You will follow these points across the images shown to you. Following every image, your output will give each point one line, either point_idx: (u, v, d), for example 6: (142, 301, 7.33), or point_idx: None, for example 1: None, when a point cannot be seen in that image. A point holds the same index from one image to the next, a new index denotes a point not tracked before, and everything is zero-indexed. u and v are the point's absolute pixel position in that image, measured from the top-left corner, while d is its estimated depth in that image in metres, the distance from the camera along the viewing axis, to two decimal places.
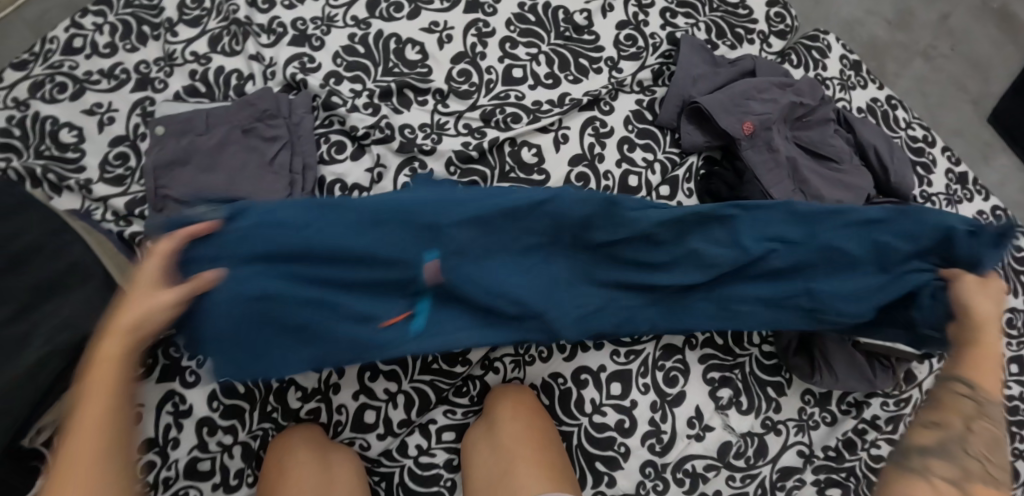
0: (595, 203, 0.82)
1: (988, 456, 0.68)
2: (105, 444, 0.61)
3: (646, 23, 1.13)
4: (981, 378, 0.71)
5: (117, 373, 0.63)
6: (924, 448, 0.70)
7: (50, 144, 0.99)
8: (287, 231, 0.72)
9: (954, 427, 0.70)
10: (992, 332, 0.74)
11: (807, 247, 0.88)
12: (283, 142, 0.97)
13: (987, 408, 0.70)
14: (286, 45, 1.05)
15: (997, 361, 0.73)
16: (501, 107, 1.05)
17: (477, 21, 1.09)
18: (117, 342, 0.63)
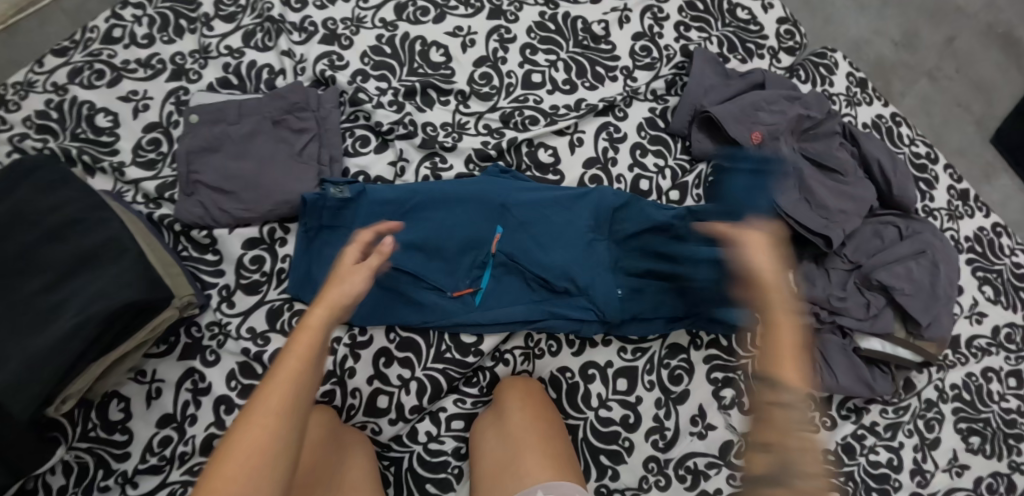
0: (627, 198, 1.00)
1: (811, 466, 0.58)
2: (286, 413, 0.61)
3: (661, 35, 1.17)
4: (788, 376, 0.64)
5: (313, 350, 0.65)
6: (756, 472, 0.60)
7: (86, 128, 1.03)
8: (390, 210, 0.97)
9: (780, 446, 0.60)
10: (785, 323, 0.69)
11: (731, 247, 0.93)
12: (311, 134, 1.02)
13: (802, 409, 0.63)
14: (317, 43, 1.10)
15: (789, 346, 0.67)
16: (520, 109, 1.09)
17: (500, 28, 1.14)
18: (320, 316, 0.68)
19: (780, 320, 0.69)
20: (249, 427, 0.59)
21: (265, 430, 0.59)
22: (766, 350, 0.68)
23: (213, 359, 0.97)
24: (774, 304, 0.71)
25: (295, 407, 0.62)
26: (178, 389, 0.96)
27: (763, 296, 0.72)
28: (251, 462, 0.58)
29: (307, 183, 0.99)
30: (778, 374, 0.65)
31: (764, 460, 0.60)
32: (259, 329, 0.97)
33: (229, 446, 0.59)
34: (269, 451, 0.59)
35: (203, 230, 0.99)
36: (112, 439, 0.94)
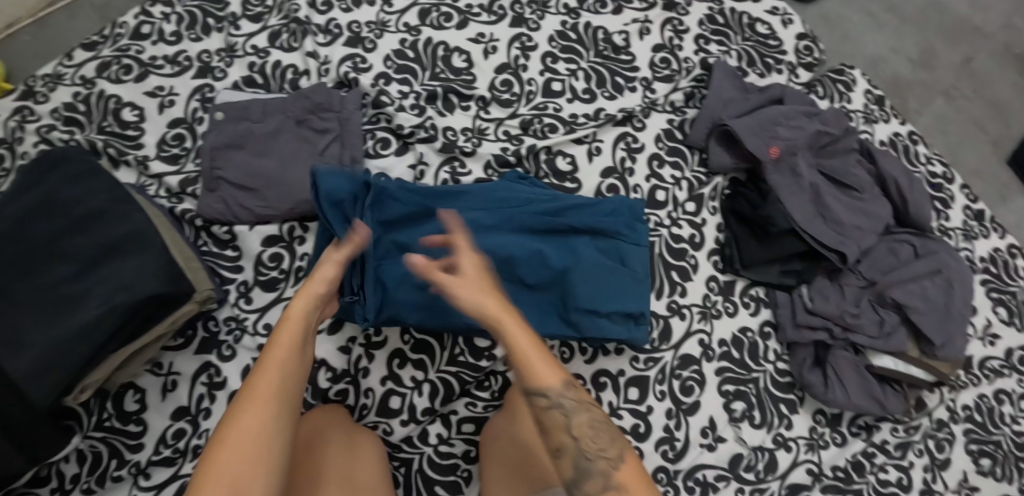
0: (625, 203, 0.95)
1: (614, 454, 0.69)
2: (279, 392, 0.73)
3: (681, 47, 1.18)
4: (548, 382, 0.71)
5: (294, 339, 0.77)
6: (567, 475, 0.69)
7: (112, 121, 1.05)
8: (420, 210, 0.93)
9: (568, 446, 0.70)
10: (522, 335, 0.73)
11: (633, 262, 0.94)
12: (333, 135, 1.03)
13: (572, 409, 0.71)
14: (341, 46, 1.12)
15: (536, 357, 0.72)
16: (540, 117, 1.10)
17: (522, 35, 1.15)
18: (300, 310, 0.80)
19: (504, 333, 0.73)
20: (248, 409, 0.71)
21: (262, 407, 0.71)
22: (517, 367, 0.72)
23: (229, 354, 0.97)
24: (497, 315, 0.73)
25: (293, 383, 0.76)
26: (193, 383, 0.96)
27: (498, 325, 0.73)
28: (240, 451, 0.68)
29: None
30: (538, 384, 0.71)
31: (573, 462, 0.69)
32: (275, 326, 0.98)
33: (229, 429, 0.69)
34: (263, 427, 0.70)
35: (224, 226, 1.01)
36: (126, 430, 0.95)
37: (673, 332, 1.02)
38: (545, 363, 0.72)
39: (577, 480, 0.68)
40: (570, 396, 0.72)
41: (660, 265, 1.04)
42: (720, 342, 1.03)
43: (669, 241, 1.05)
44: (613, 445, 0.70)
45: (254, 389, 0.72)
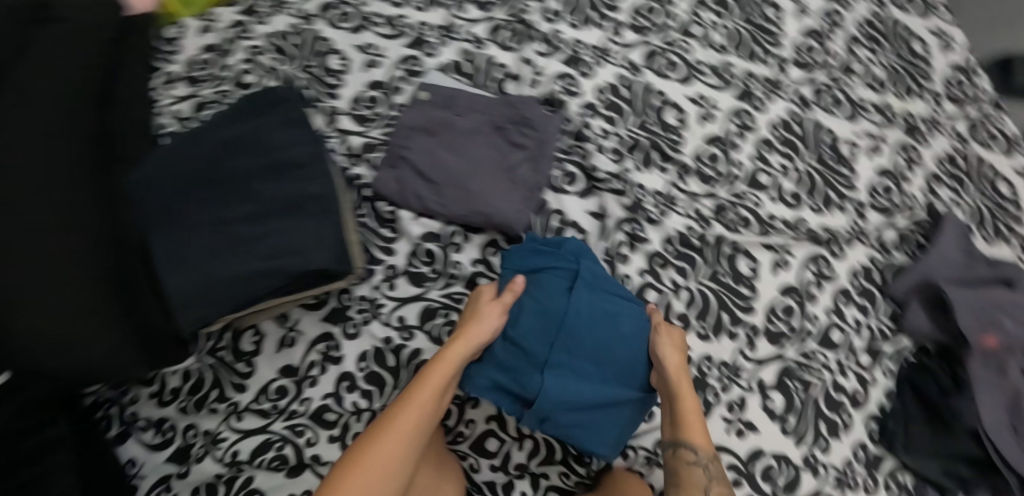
0: (591, 281, 0.90)
1: None
2: (413, 427, 0.76)
3: (908, 181, 1.10)
4: (697, 436, 0.83)
5: (439, 384, 0.80)
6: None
7: (318, 64, 1.08)
8: (560, 287, 0.89)
9: (698, 494, 0.80)
10: (688, 394, 0.85)
11: (600, 329, 0.87)
12: (527, 153, 0.98)
13: (708, 461, 0.82)
14: (559, 61, 1.08)
15: (697, 412, 0.85)
16: (736, 206, 1.04)
17: (743, 112, 1.10)
18: (454, 352, 0.83)
19: (682, 382, 0.85)
20: (375, 443, 0.73)
21: (399, 441, 0.74)
22: (680, 413, 0.84)
23: (353, 333, 0.95)
24: (677, 371, 0.85)
25: (432, 409, 0.78)
26: (310, 348, 0.95)
27: (676, 377, 0.85)
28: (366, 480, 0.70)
29: (509, 201, 0.94)
30: (690, 436, 0.83)
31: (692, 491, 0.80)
32: (408, 321, 0.95)
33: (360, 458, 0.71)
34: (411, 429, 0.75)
35: (389, 206, 0.98)
36: (235, 367, 0.95)
37: (801, 485, 0.92)
38: (700, 426, 0.84)
39: None
40: (711, 462, 0.82)
41: (811, 411, 0.95)
42: None
43: (831, 389, 0.97)
44: None
45: (396, 419, 0.75)
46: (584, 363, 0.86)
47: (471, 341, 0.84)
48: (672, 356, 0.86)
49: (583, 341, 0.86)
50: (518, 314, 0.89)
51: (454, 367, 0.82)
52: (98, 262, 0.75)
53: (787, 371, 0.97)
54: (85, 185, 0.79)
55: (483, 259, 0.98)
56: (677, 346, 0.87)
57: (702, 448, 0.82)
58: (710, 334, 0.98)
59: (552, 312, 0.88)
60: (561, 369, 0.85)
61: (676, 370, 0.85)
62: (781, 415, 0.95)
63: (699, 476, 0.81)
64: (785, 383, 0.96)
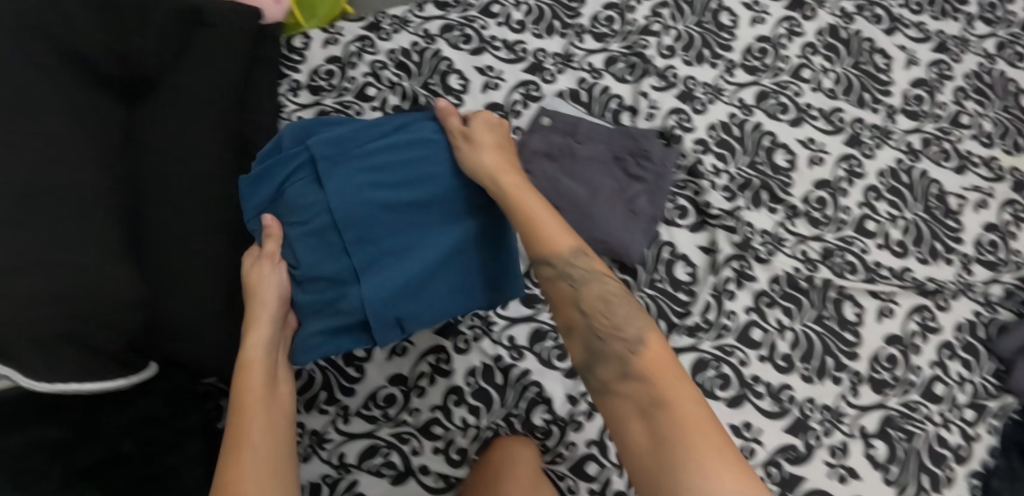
0: (344, 144, 0.80)
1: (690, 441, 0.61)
2: (273, 427, 0.72)
3: (1014, 237, 1.11)
4: (569, 247, 0.77)
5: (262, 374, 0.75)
6: (584, 359, 0.71)
7: (438, 82, 1.11)
8: (332, 152, 0.79)
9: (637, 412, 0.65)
10: (551, 222, 0.78)
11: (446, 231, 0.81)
12: (645, 185, 1.01)
13: (618, 329, 0.71)
14: (673, 96, 1.10)
15: (567, 240, 0.77)
16: (843, 251, 1.05)
17: (852, 158, 1.10)
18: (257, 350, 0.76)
19: (510, 186, 0.79)
20: (240, 449, 0.68)
21: (264, 443, 0.70)
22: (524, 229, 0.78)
23: (463, 348, 0.99)
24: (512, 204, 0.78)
25: (274, 404, 0.75)
26: (420, 359, 0.98)
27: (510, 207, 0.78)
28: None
29: (627, 232, 0.98)
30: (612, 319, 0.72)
31: (584, 341, 0.72)
32: (518, 342, 1.00)
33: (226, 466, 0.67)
34: (258, 427, 0.71)
35: None
36: (346, 372, 0.98)
37: None
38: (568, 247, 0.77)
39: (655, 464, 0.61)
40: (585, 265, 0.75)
41: (914, 462, 0.96)
42: None
43: (934, 441, 0.97)
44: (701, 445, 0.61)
45: (239, 427, 0.70)
46: (415, 261, 0.78)
47: (269, 302, 0.77)
48: (490, 159, 0.81)
49: (391, 218, 0.78)
50: (302, 232, 0.78)
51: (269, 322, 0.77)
52: (233, 269, 0.87)
53: (888, 420, 0.98)
54: (219, 201, 0.88)
55: None
56: (495, 158, 0.81)
57: (588, 262, 0.75)
58: (813, 376, 0.99)
59: (343, 204, 0.77)
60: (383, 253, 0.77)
61: (535, 220, 0.77)
62: (883, 464, 0.95)
63: (626, 348, 0.68)
64: (887, 431, 0.97)
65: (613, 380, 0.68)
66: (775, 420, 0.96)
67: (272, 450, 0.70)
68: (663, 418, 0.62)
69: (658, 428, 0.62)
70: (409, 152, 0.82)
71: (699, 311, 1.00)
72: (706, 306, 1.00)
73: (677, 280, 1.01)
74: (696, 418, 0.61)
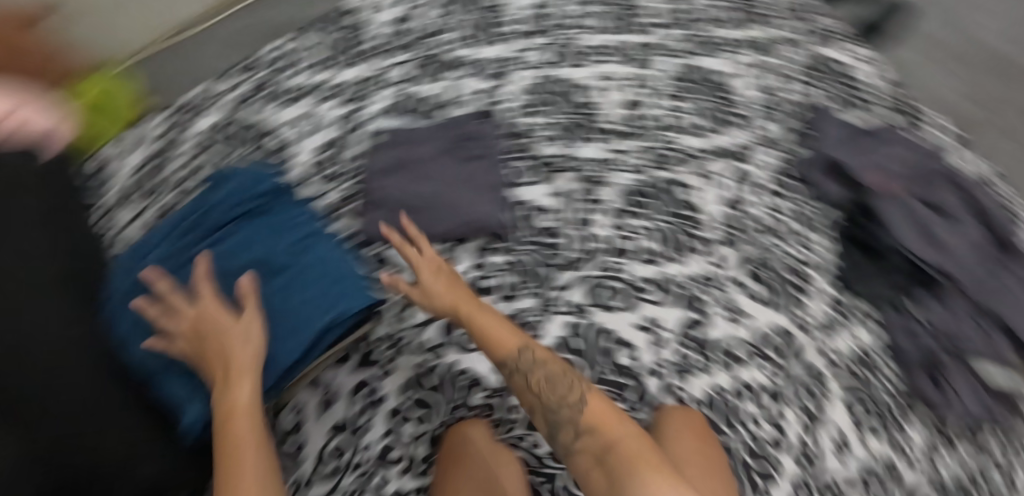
0: (178, 244, 0.91)
1: (604, 424, 0.74)
2: (262, 443, 0.71)
3: (782, 89, 1.31)
4: (466, 309, 0.86)
5: (253, 386, 0.75)
6: (546, 429, 0.79)
7: (260, 145, 1.11)
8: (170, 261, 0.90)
9: (550, 401, 0.79)
10: (471, 303, 0.87)
11: (282, 278, 0.88)
12: (482, 161, 1.09)
13: (518, 358, 0.82)
14: (478, 79, 1.20)
15: (467, 303, 0.87)
16: (664, 149, 1.20)
17: (640, 76, 1.27)
18: (245, 385, 0.74)
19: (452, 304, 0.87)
20: (235, 463, 0.69)
21: (259, 460, 0.70)
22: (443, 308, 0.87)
23: (387, 370, 0.99)
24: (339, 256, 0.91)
25: (259, 419, 0.74)
26: (351, 400, 0.97)
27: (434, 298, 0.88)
28: None
29: (484, 204, 1.06)
30: (491, 348, 0.83)
31: (545, 416, 0.79)
32: (432, 342, 1.01)
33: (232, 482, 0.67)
34: (255, 443, 0.71)
35: (378, 245, 1.04)
36: (283, 448, 0.93)
37: (801, 348, 1.08)
38: (484, 311, 0.87)
39: (554, 434, 0.77)
40: (489, 322, 0.85)
41: (781, 284, 1.12)
42: (841, 355, 1.09)
43: (791, 263, 1.14)
44: (615, 426, 0.74)
45: (241, 437, 0.71)
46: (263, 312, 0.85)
47: (233, 344, 0.77)
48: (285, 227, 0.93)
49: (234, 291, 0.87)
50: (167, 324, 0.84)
51: (257, 349, 0.78)
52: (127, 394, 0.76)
53: (751, 263, 1.13)
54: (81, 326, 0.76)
55: (480, 263, 1.04)
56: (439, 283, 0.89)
57: (533, 355, 0.82)
58: (678, 255, 1.11)
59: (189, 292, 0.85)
60: (276, 347, 0.84)
61: (484, 319, 0.86)
62: (763, 297, 1.11)
63: (575, 414, 0.77)
64: (756, 274, 1.12)
65: (571, 439, 0.76)
66: (670, 306, 1.06)
67: (265, 469, 0.69)
68: (610, 459, 0.70)
69: (584, 431, 0.75)
70: (231, 241, 0.91)
71: (573, 246, 1.08)
72: (573, 239, 1.08)
73: (542, 229, 1.08)
74: (630, 442, 0.71)
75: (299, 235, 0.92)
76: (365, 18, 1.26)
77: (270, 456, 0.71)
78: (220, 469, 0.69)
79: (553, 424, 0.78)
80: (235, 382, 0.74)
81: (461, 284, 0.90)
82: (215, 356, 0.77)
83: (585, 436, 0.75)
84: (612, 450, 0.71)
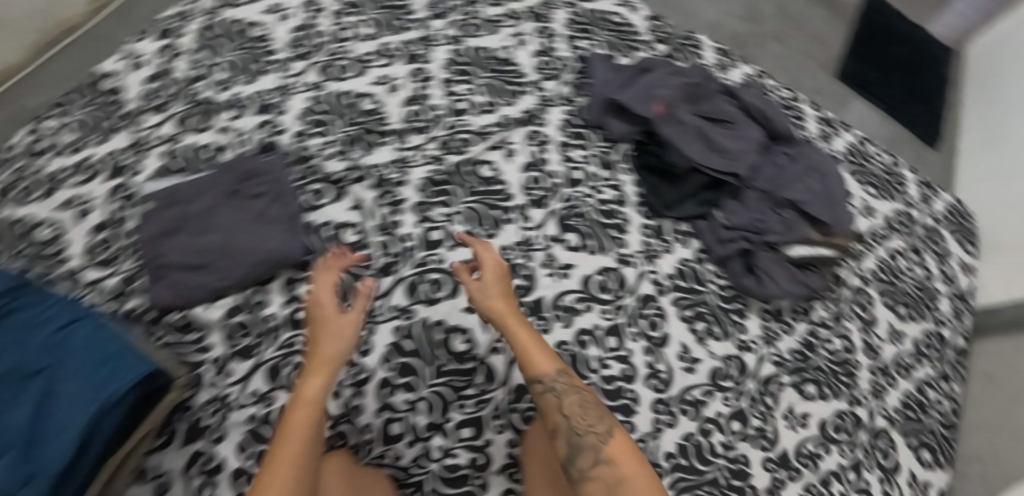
0: None
1: (620, 459, 0.84)
2: (309, 440, 0.83)
3: (556, 49, 1.35)
4: (526, 342, 0.95)
5: (319, 392, 0.89)
6: (564, 451, 0.87)
7: (29, 242, 1.03)
8: None
9: (558, 424, 0.90)
10: (525, 333, 0.97)
11: (33, 382, 0.77)
12: (267, 196, 1.07)
13: (559, 387, 0.92)
14: (252, 115, 1.17)
15: (528, 351, 0.94)
16: (456, 134, 1.21)
17: (419, 70, 1.27)
18: (317, 383, 0.90)
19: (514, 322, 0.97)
20: (284, 442, 0.82)
21: (303, 458, 0.81)
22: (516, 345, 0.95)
23: (219, 434, 0.95)
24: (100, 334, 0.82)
25: (320, 425, 0.86)
26: (189, 477, 0.92)
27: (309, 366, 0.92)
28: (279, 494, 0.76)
29: (272, 240, 1.04)
30: (536, 374, 0.93)
31: (567, 437, 0.88)
32: (263, 390, 0.98)
33: (279, 458, 0.79)
34: (306, 435, 0.83)
35: (177, 312, 1.01)
36: None
37: (628, 279, 1.13)
38: (539, 351, 0.95)
39: (570, 453, 0.86)
40: (545, 358, 0.94)
41: (597, 228, 1.17)
42: (667, 276, 1.15)
43: (599, 206, 1.19)
44: (626, 457, 0.85)
45: (292, 429, 0.83)
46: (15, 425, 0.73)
47: (326, 366, 0.92)
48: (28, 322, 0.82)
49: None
50: None
51: (334, 358, 0.93)
52: None
53: (563, 217, 1.17)
54: None
55: (291, 297, 1.05)
56: (497, 285, 1.01)
57: (568, 383, 0.93)
58: (494, 231, 1.14)
59: None
60: (44, 452, 0.73)
61: (528, 340, 0.96)
62: (582, 245, 1.15)
63: (598, 441, 0.86)
64: (570, 225, 1.16)
65: (590, 465, 0.84)
66: None
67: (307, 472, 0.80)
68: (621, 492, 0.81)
69: (603, 463, 0.84)
70: None
71: (379, 254, 1.10)
72: (384, 243, 1.10)
73: (351, 244, 1.09)
74: (634, 468, 0.83)
75: (58, 323, 0.82)
76: (118, 81, 1.18)
77: (312, 462, 0.82)
78: (274, 446, 0.81)
79: (568, 442, 0.87)
80: (309, 375, 0.90)
81: (517, 316, 0.98)
82: (309, 349, 0.94)
83: (602, 464, 0.84)
84: (624, 488, 0.81)
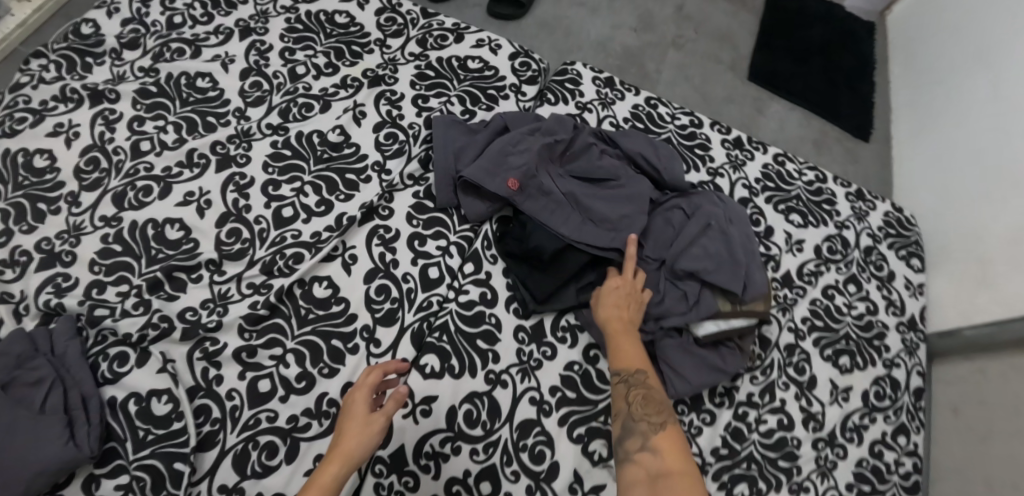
0: None
1: (668, 455, 0.76)
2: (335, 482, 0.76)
3: (401, 116, 1.14)
4: (617, 337, 0.90)
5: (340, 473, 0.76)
6: (618, 436, 0.82)
7: None
8: None
9: (623, 410, 0.84)
10: (624, 329, 0.91)
11: None
12: (48, 382, 0.87)
13: (635, 381, 0.85)
14: (35, 272, 0.96)
15: (628, 345, 0.89)
16: (281, 251, 1.01)
17: (233, 176, 1.06)
18: (333, 473, 0.76)
19: (611, 322, 0.91)
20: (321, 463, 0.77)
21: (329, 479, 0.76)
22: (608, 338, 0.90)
23: None
24: None
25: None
26: None
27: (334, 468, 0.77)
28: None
29: (52, 445, 0.82)
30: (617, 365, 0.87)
31: (626, 425, 0.82)
32: None
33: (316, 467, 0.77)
34: (337, 469, 0.77)
35: None
36: None
37: (501, 404, 0.94)
38: (627, 345, 0.89)
39: (623, 436, 0.81)
40: (623, 347, 0.89)
41: (462, 341, 0.97)
42: (552, 389, 0.97)
43: (461, 312, 0.99)
44: (674, 451, 0.77)
45: (334, 453, 0.78)
46: None
47: (349, 459, 0.77)
48: None
49: None
50: None
51: (353, 457, 0.78)
52: None
53: (419, 333, 0.97)
54: None
55: None
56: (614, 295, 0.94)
57: (644, 379, 0.85)
58: (333, 366, 0.95)
59: None
60: None
61: (619, 334, 0.90)
62: (444, 366, 0.95)
63: (654, 431, 0.80)
64: (428, 344, 0.97)
65: (634, 453, 0.79)
66: None
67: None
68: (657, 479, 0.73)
69: (647, 455, 0.77)
70: None
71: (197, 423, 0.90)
72: (203, 407, 0.92)
73: (161, 418, 0.89)
74: (689, 487, 0.71)
75: None
76: None
77: None
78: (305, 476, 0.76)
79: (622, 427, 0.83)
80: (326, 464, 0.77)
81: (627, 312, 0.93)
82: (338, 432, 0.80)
83: (645, 450, 0.78)
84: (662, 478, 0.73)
